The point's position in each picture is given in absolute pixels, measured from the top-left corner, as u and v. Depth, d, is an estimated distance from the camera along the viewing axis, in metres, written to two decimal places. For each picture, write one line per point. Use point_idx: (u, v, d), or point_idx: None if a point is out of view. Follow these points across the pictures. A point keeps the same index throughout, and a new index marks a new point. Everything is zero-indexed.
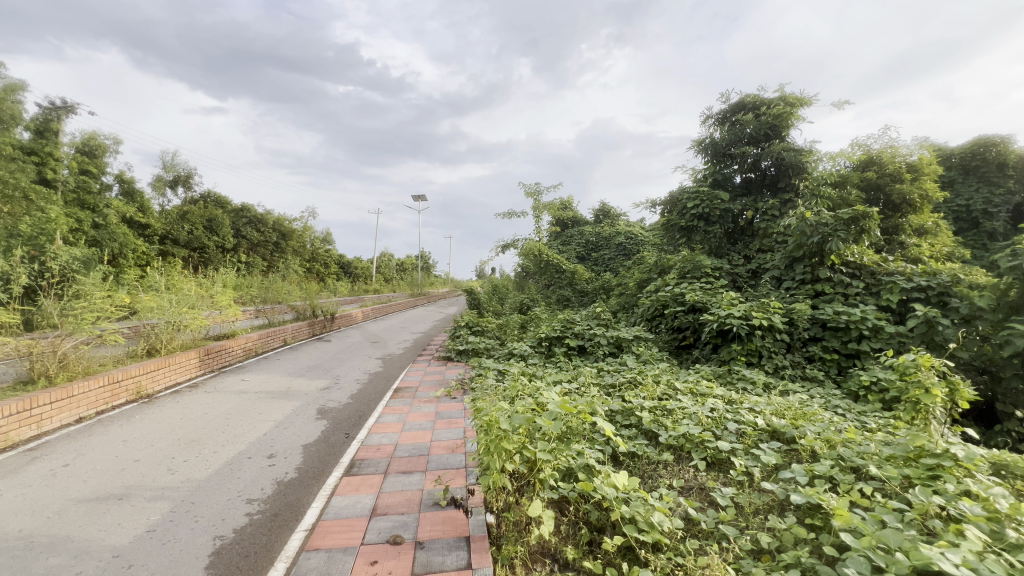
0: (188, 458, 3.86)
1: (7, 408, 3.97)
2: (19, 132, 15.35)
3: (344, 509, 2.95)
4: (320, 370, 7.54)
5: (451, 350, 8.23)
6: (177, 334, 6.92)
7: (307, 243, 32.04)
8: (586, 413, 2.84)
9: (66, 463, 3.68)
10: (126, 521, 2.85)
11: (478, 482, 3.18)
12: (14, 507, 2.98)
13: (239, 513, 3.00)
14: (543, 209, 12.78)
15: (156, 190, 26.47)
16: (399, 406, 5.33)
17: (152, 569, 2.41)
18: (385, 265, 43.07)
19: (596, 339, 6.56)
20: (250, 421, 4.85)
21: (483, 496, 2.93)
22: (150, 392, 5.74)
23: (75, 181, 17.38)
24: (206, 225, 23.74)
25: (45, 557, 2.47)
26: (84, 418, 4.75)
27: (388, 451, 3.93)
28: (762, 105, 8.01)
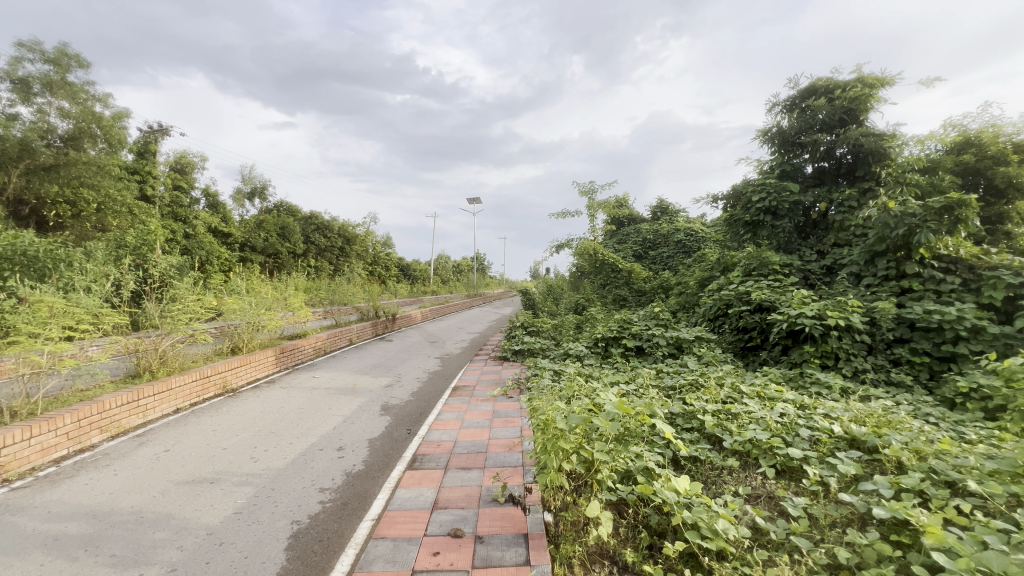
0: (267, 448, 4.19)
1: (119, 398, 4.49)
2: (125, 154, 17.31)
3: (407, 501, 3.08)
4: (382, 369, 7.90)
5: (507, 350, 8.32)
6: (257, 334, 7.51)
7: (369, 247, 33.59)
8: (644, 414, 2.78)
9: (167, 449, 4.12)
10: (216, 503, 3.15)
11: (535, 481, 3.20)
12: (127, 486, 3.38)
13: (313, 500, 3.22)
14: (598, 208, 12.59)
15: (236, 201, 28.87)
16: (457, 404, 5.47)
17: (239, 547, 2.64)
18: (441, 267, 44.30)
19: (655, 339, 6.38)
20: (320, 416, 5.17)
21: (540, 494, 2.95)
22: (234, 387, 6.28)
23: (169, 197, 19.37)
24: (279, 233, 25.55)
25: (152, 531, 2.78)
26: (181, 409, 5.28)
27: (447, 447, 4.05)
28: (836, 88, 7.43)
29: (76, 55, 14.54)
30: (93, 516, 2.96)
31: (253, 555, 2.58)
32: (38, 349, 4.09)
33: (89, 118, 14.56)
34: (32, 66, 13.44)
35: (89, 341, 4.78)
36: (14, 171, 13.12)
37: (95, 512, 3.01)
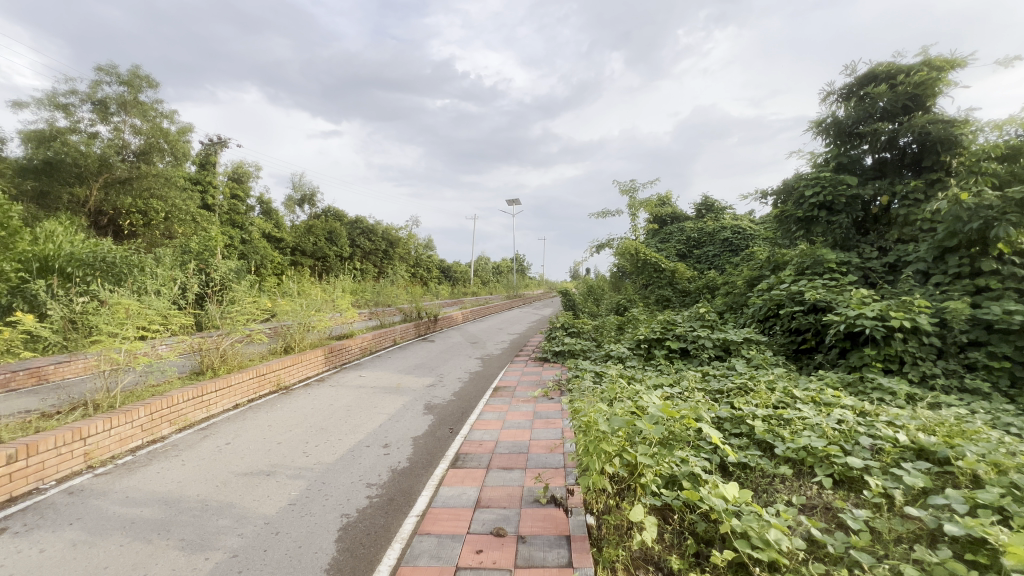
0: (318, 443, 4.38)
1: (186, 394, 4.83)
2: (189, 166, 18.59)
3: (451, 498, 3.13)
4: (425, 369, 8.07)
5: (547, 351, 8.31)
6: (308, 334, 7.87)
7: (411, 250, 34.43)
8: (690, 418, 2.71)
9: (228, 442, 4.38)
10: (272, 494, 3.32)
11: (577, 483, 3.18)
12: (194, 476, 3.63)
13: (361, 495, 3.34)
14: (639, 206, 12.35)
15: (287, 208, 30.35)
16: (498, 405, 5.51)
17: (294, 537, 2.78)
18: (481, 269, 44.75)
19: (700, 341, 6.18)
20: (367, 413, 5.35)
21: (582, 497, 2.93)
22: (287, 384, 6.60)
23: (227, 205, 20.63)
24: (327, 237, 26.61)
25: (216, 518, 2.98)
26: (240, 404, 5.61)
27: (489, 447, 4.09)
28: (899, 73, 6.96)
29: (147, 76, 15.73)
30: (165, 502, 3.19)
31: (306, 544, 2.71)
32: (117, 347, 4.47)
33: (158, 134, 15.68)
34: (110, 88, 14.66)
35: (159, 340, 5.17)
36: (94, 185, 14.42)
37: (166, 498, 3.25)
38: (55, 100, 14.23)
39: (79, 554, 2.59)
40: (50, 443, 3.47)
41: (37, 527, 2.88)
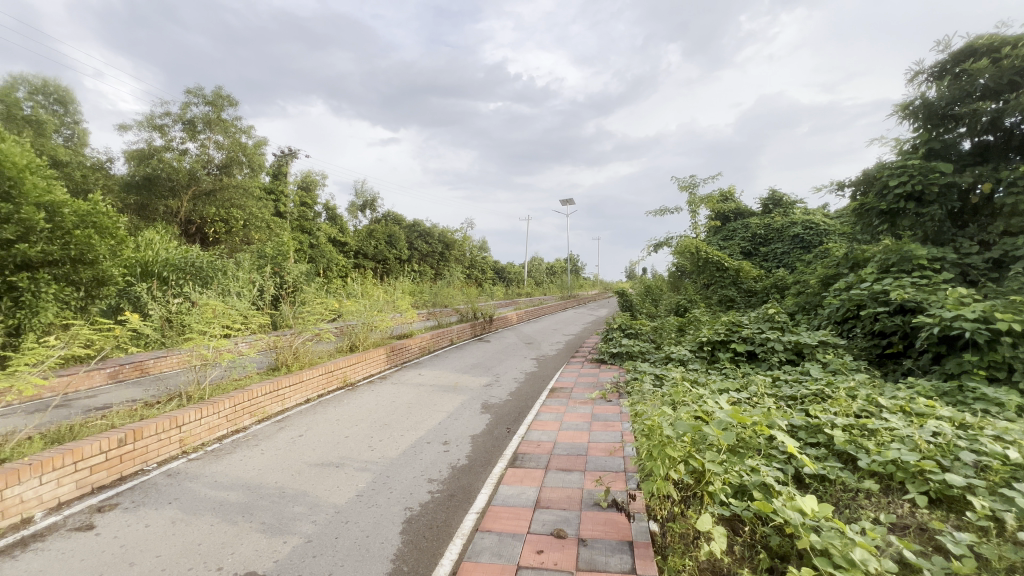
0: (382, 438, 4.58)
1: (264, 388, 5.20)
2: (264, 177, 20.06)
3: (510, 497, 3.16)
4: (482, 368, 8.20)
5: (604, 353, 8.17)
6: (371, 333, 8.24)
7: (466, 251, 35.13)
8: (761, 425, 2.56)
9: (301, 434, 4.68)
10: (342, 485, 3.51)
11: (639, 488, 3.10)
12: (272, 464, 3.90)
13: (423, 489, 3.45)
14: (700, 203, 11.85)
15: (351, 213, 31.93)
16: (555, 406, 5.49)
17: (361, 527, 2.91)
18: (535, 270, 44.86)
19: (769, 344, 5.82)
20: (427, 411, 5.52)
21: (645, 502, 2.86)
22: (353, 381, 6.94)
23: (297, 212, 22.06)
24: (387, 241, 27.72)
25: (292, 505, 3.19)
26: (310, 399, 5.97)
27: (547, 448, 4.08)
28: (1004, 45, 6.21)
29: (228, 95, 17.11)
30: (248, 488, 3.47)
31: (373, 534, 2.83)
32: (206, 344, 4.89)
33: (237, 148, 16.91)
34: (197, 107, 16.09)
35: (241, 338, 5.60)
36: (184, 197, 15.90)
37: (249, 484, 3.52)
38: (152, 121, 15.84)
39: (177, 531, 2.87)
40: (152, 430, 3.87)
41: (142, 504, 3.23)
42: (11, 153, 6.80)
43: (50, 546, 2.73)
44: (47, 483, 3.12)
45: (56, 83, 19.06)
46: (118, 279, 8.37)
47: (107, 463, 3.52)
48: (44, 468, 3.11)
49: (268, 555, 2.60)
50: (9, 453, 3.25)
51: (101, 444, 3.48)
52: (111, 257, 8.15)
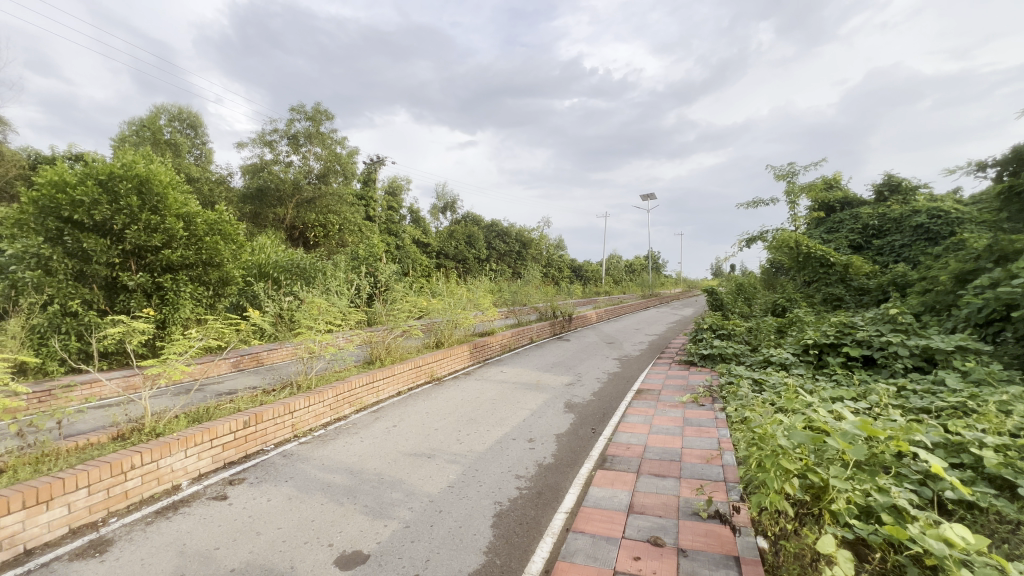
0: (469, 432, 4.72)
1: (361, 380, 5.60)
2: (356, 185, 21.61)
3: (602, 500, 3.11)
4: (563, 367, 8.17)
5: (693, 354, 7.77)
6: (455, 330, 8.55)
7: (543, 250, 35.23)
8: (898, 440, 2.27)
9: (394, 424, 4.97)
10: (434, 475, 3.67)
11: (743, 501, 2.90)
12: (371, 452, 4.18)
13: (511, 485, 3.50)
14: (799, 192, 10.84)
15: (433, 216, 33.39)
16: (643, 408, 5.31)
17: (454, 517, 3.02)
18: (613, 268, 43.81)
19: (892, 349, 5.15)
20: (511, 408, 5.60)
21: (751, 516, 2.67)
22: (439, 376, 7.24)
23: (385, 216, 23.50)
24: (467, 241, 28.59)
25: (390, 491, 3.39)
26: (401, 392, 6.31)
27: (637, 451, 3.96)
28: None
29: (325, 110, 18.64)
30: (351, 472, 3.75)
31: (466, 525, 2.92)
32: (313, 338, 5.37)
33: (333, 158, 18.28)
34: (300, 124, 17.72)
35: (341, 333, 6.08)
36: (290, 205, 17.60)
37: (351, 469, 3.81)
38: (263, 138, 17.72)
39: (294, 507, 3.18)
40: (270, 414, 4.33)
41: (264, 480, 3.62)
42: (159, 172, 7.95)
43: (194, 511, 3.16)
44: (190, 456, 3.62)
45: (190, 110, 22.01)
46: (239, 279, 9.46)
47: (235, 442, 3.99)
48: (188, 444, 3.60)
49: (372, 537, 2.80)
50: (163, 429, 3.82)
51: (230, 425, 3.95)
52: (233, 260, 9.23)
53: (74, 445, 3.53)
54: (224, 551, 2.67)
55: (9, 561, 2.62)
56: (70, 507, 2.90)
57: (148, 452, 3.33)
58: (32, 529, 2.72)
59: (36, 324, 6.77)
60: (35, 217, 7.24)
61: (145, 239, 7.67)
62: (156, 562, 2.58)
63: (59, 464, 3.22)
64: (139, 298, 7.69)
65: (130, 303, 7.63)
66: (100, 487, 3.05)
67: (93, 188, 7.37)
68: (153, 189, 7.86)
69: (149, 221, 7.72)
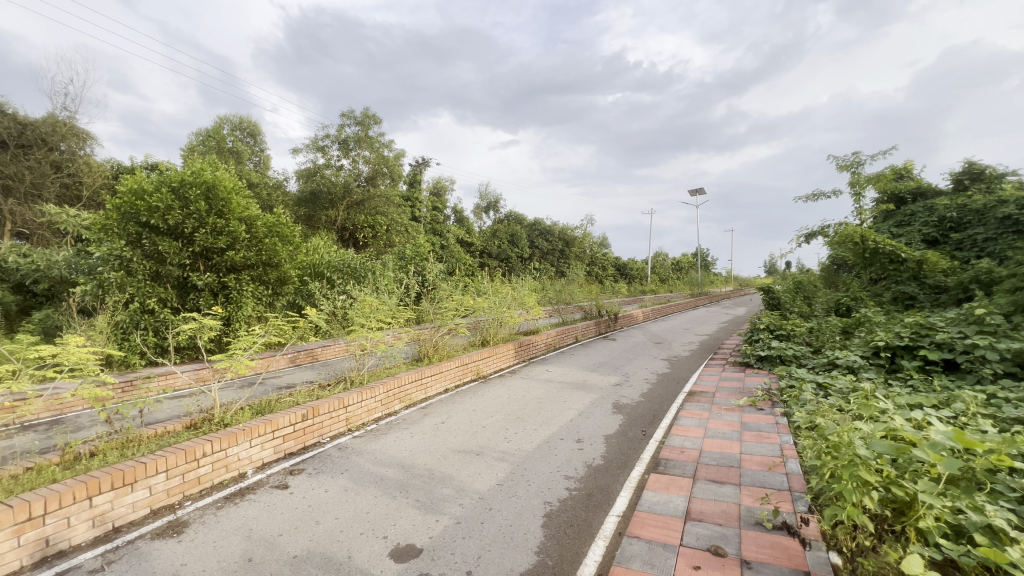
0: (517, 431, 4.74)
1: (411, 377, 5.73)
2: (402, 186, 22.18)
3: (657, 505, 3.02)
4: (610, 367, 8.04)
5: (749, 355, 7.42)
6: (500, 329, 8.61)
7: (586, 248, 34.83)
8: (999, 455, 2.08)
9: (443, 421, 5.06)
10: (483, 473, 3.70)
11: (812, 512, 2.73)
12: (422, 447, 4.28)
13: (560, 485, 3.48)
14: (866, 183, 10.13)
15: (476, 215, 33.77)
16: (697, 411, 5.13)
17: (504, 515, 3.03)
18: (659, 265, 42.66)
19: (979, 353, 4.69)
20: (558, 407, 5.57)
21: (822, 529, 2.51)
22: (485, 374, 7.31)
23: (429, 216, 23.99)
24: (510, 240, 28.72)
25: (441, 487, 3.45)
26: (449, 389, 6.42)
27: (692, 456, 3.83)
28: None
29: (374, 115, 19.25)
30: (402, 467, 3.85)
31: (516, 524, 2.92)
32: (365, 335, 5.56)
33: (381, 161, 18.79)
34: (350, 129, 18.39)
35: (391, 331, 6.25)
36: (341, 207, 18.31)
37: (403, 463, 3.91)
38: (316, 144, 18.53)
39: (350, 499, 3.29)
40: (326, 408, 4.51)
41: (321, 472, 3.77)
42: (223, 179, 8.45)
43: (259, 498, 3.34)
44: (254, 446, 3.83)
45: (249, 119, 23.33)
46: (295, 279, 9.93)
47: (294, 433, 4.19)
48: (252, 434, 3.81)
49: (424, 531, 2.85)
50: (230, 420, 4.07)
51: (290, 418, 4.15)
52: (290, 260, 9.70)
53: (154, 433, 3.83)
54: (287, 538, 2.81)
55: (100, 537, 2.88)
56: (150, 490, 3.14)
57: (217, 441, 3.55)
58: (119, 509, 2.98)
59: (119, 320, 7.50)
60: (118, 223, 7.89)
61: (211, 242, 8.19)
62: (227, 545, 2.74)
63: (141, 450, 3.49)
64: (207, 297, 8.22)
65: (199, 301, 8.18)
66: (175, 473, 3.29)
67: (167, 195, 7.96)
68: (219, 195, 8.39)
69: (215, 224, 8.24)
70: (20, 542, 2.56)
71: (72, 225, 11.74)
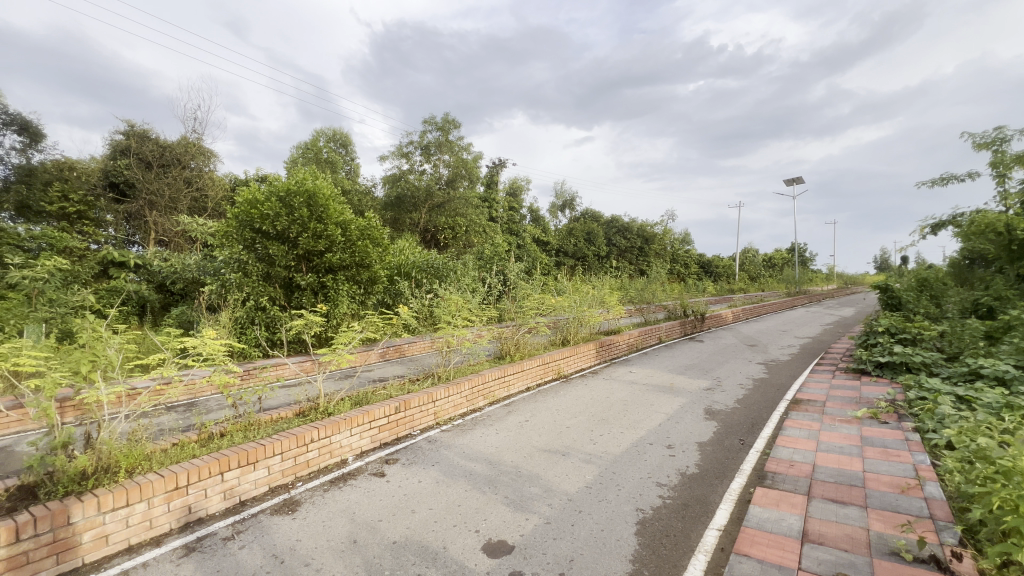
0: (602, 433, 4.63)
1: (494, 374, 5.84)
2: (480, 187, 22.73)
3: (766, 522, 2.79)
4: (699, 370, 7.62)
5: (865, 361, 6.65)
6: (580, 328, 8.52)
7: (667, 245, 33.31)
8: None
9: (527, 419, 5.10)
10: (570, 474, 3.67)
11: (964, 546, 2.38)
12: (508, 444, 4.34)
13: (653, 493, 3.34)
14: (1013, 163, 8.63)
15: (551, 214, 33.71)
16: (805, 421, 4.68)
17: (596, 519, 2.97)
18: (749, 263, 39.64)
19: None
20: (644, 410, 5.38)
21: (982, 567, 2.17)
22: (566, 373, 7.26)
23: (506, 216, 24.33)
24: (586, 238, 28.30)
25: (529, 485, 3.47)
26: (530, 387, 6.45)
27: (804, 471, 3.50)
28: None
29: (453, 120, 19.90)
30: (490, 463, 3.92)
31: (608, 529, 2.85)
32: (451, 332, 5.77)
33: (460, 164, 19.39)
34: (432, 134, 19.16)
35: (476, 328, 6.42)
36: (423, 210, 19.19)
37: (490, 459, 3.98)
38: (401, 151, 19.57)
39: (441, 491, 3.41)
40: (416, 401, 4.73)
41: (414, 462, 3.96)
42: (322, 187, 9.19)
43: (359, 484, 3.58)
44: (354, 435, 4.12)
45: (342, 131, 25.21)
46: (385, 278, 10.56)
47: (388, 425, 4.44)
48: (352, 424, 4.10)
49: (516, 528, 2.88)
50: (332, 409, 4.42)
51: (385, 409, 4.40)
52: (380, 261, 10.32)
53: (270, 418, 4.25)
54: (386, 524, 2.98)
55: (230, 508, 3.27)
56: (268, 470, 3.50)
57: (322, 429, 3.86)
58: (245, 485, 3.36)
59: (238, 316, 8.45)
60: (237, 229, 8.88)
61: (313, 245, 8.94)
62: (335, 525, 2.97)
63: (259, 433, 3.90)
64: (309, 295, 9.00)
65: (302, 299, 8.98)
66: (288, 456, 3.63)
67: (276, 204, 8.83)
68: (318, 202, 9.14)
69: (316, 229, 8.98)
70: (169, 507, 2.99)
71: (200, 233, 13.44)
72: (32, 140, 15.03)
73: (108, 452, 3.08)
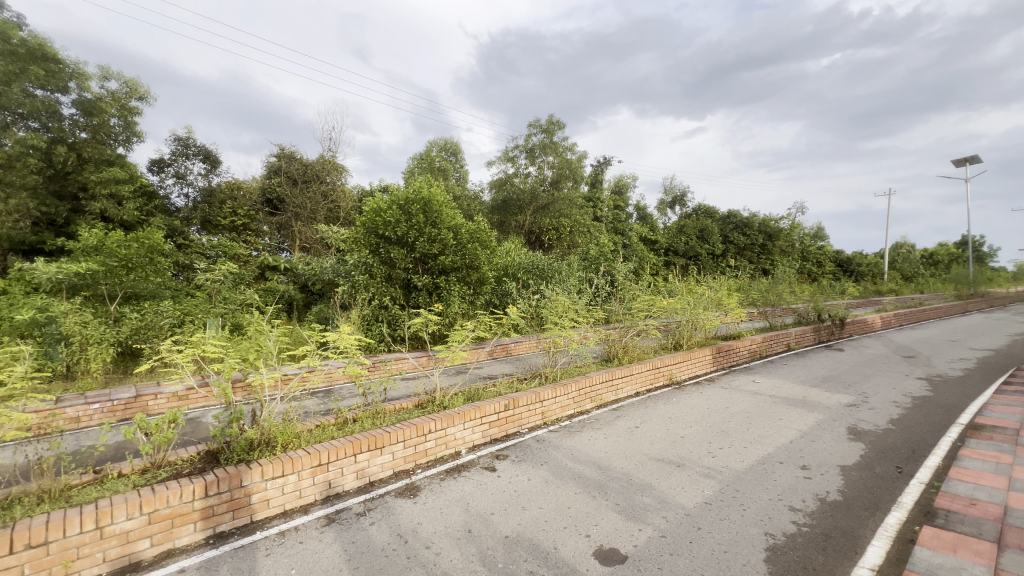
0: (723, 446, 4.29)
1: (602, 377, 5.73)
2: (585, 187, 22.56)
3: (939, 569, 2.36)
4: (839, 383, 6.71)
5: None
6: (694, 332, 8.02)
7: (795, 241, 29.84)
8: None
9: (637, 425, 4.91)
10: (687, 487, 3.46)
11: None
12: (618, 450, 4.23)
13: (785, 517, 3.01)
14: None
15: (660, 211, 32.21)
16: (989, 451, 3.87)
17: (717, 539, 2.76)
18: (902, 260, 33.85)
19: None
20: (772, 425, 4.88)
21: None
22: (679, 379, 6.87)
23: (611, 215, 23.82)
24: (699, 236, 26.47)
25: (642, 494, 3.34)
26: (639, 393, 6.22)
27: (991, 513, 2.89)
28: None
29: (558, 121, 19.96)
30: (599, 467, 3.85)
31: (732, 552, 2.63)
32: (558, 333, 5.81)
33: (565, 165, 19.38)
34: (537, 137, 19.41)
35: (583, 329, 6.36)
36: (528, 212, 19.59)
37: (600, 463, 3.92)
38: (507, 155, 20.16)
39: (550, 491, 3.44)
40: (524, 400, 4.82)
41: (523, 460, 4.05)
42: (436, 194, 9.82)
43: (473, 476, 3.76)
44: (467, 429, 4.33)
45: (452, 140, 26.74)
46: (493, 280, 10.94)
47: (499, 421, 4.59)
48: (466, 418, 4.31)
49: (627, 537, 2.79)
50: (447, 403, 4.70)
51: (495, 406, 4.55)
52: (489, 263, 10.75)
53: (394, 408, 4.65)
54: (498, 518, 3.08)
55: (362, 487, 3.64)
56: (393, 455, 3.82)
57: (439, 421, 4.11)
58: (374, 467, 3.71)
59: (366, 313, 9.40)
60: (364, 235, 9.88)
61: (428, 248, 9.61)
62: (451, 513, 3.15)
63: (385, 421, 4.29)
64: (425, 295, 9.67)
65: (419, 299, 9.68)
66: (409, 444, 3.92)
67: (398, 212, 9.63)
68: (433, 209, 9.80)
69: (431, 234, 9.65)
70: (315, 480, 3.42)
71: (334, 239, 15.19)
72: (212, 166, 18.25)
73: (269, 428, 3.62)
